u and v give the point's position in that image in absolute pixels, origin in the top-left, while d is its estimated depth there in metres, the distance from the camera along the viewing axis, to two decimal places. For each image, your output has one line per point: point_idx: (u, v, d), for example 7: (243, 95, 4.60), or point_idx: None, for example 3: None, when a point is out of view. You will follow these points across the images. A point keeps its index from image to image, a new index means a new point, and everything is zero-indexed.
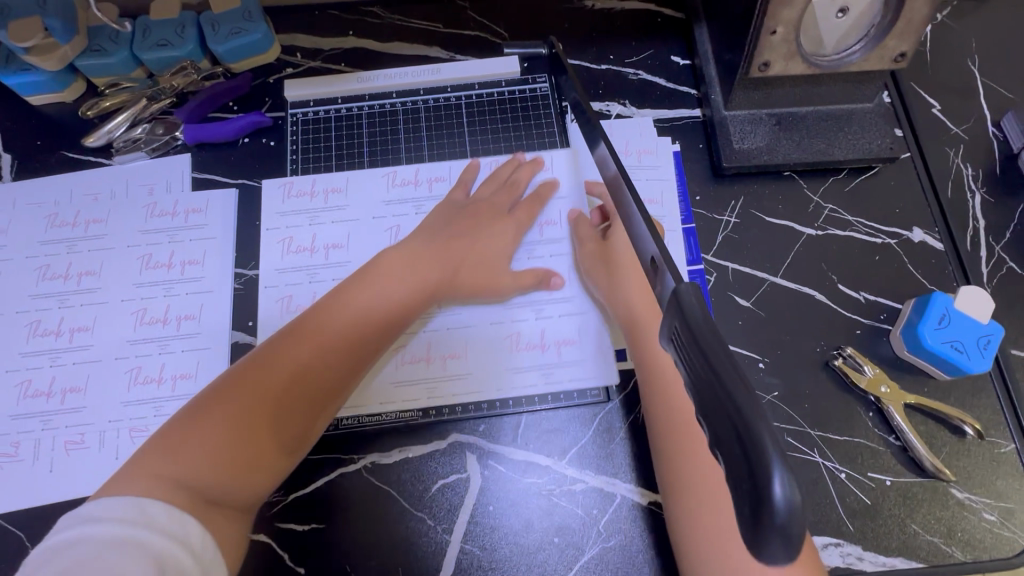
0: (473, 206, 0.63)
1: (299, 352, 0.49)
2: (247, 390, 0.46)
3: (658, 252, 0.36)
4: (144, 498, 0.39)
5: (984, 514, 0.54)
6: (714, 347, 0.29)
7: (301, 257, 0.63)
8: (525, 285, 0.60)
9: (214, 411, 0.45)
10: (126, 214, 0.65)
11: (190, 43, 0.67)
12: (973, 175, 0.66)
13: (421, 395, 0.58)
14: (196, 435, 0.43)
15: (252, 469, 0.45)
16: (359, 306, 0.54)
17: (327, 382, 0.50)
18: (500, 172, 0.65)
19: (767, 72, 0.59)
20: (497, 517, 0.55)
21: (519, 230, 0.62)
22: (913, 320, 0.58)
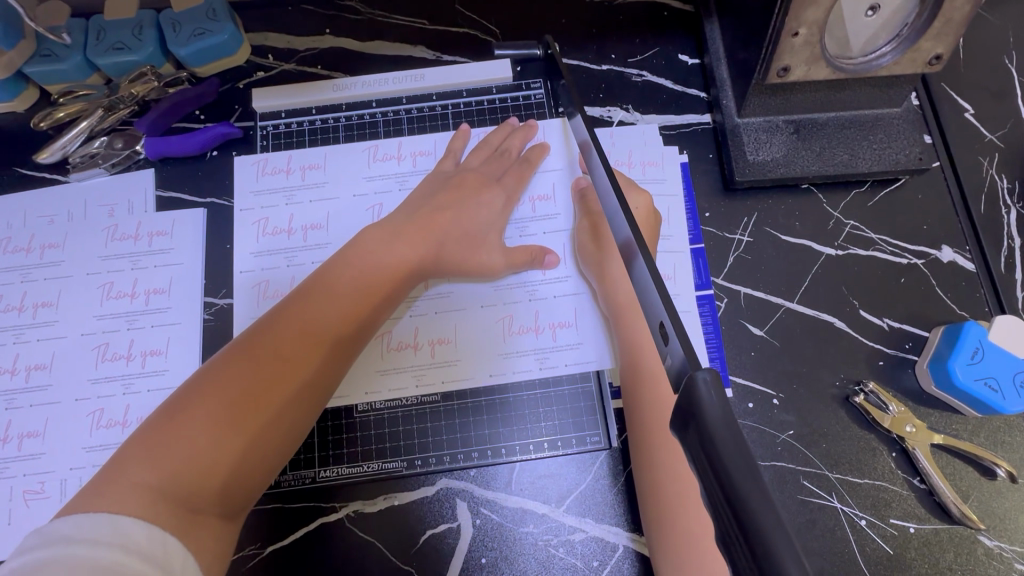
0: (460, 176, 0.58)
1: (288, 333, 0.45)
2: (233, 377, 0.42)
3: (667, 319, 0.32)
4: (119, 514, 0.35)
5: (1015, 564, 0.50)
6: (738, 463, 0.24)
7: (277, 239, 0.58)
8: (517, 263, 0.56)
9: (198, 402, 0.41)
10: (85, 238, 0.59)
11: (150, 46, 0.61)
12: (1009, 187, 0.61)
13: (408, 382, 0.55)
14: (178, 431, 0.39)
15: (244, 462, 0.41)
16: (350, 282, 0.49)
17: (321, 363, 0.45)
18: (489, 140, 0.60)
19: (786, 77, 0.53)
20: (489, 571, 0.51)
21: (507, 198, 0.58)
22: (942, 354, 0.53)
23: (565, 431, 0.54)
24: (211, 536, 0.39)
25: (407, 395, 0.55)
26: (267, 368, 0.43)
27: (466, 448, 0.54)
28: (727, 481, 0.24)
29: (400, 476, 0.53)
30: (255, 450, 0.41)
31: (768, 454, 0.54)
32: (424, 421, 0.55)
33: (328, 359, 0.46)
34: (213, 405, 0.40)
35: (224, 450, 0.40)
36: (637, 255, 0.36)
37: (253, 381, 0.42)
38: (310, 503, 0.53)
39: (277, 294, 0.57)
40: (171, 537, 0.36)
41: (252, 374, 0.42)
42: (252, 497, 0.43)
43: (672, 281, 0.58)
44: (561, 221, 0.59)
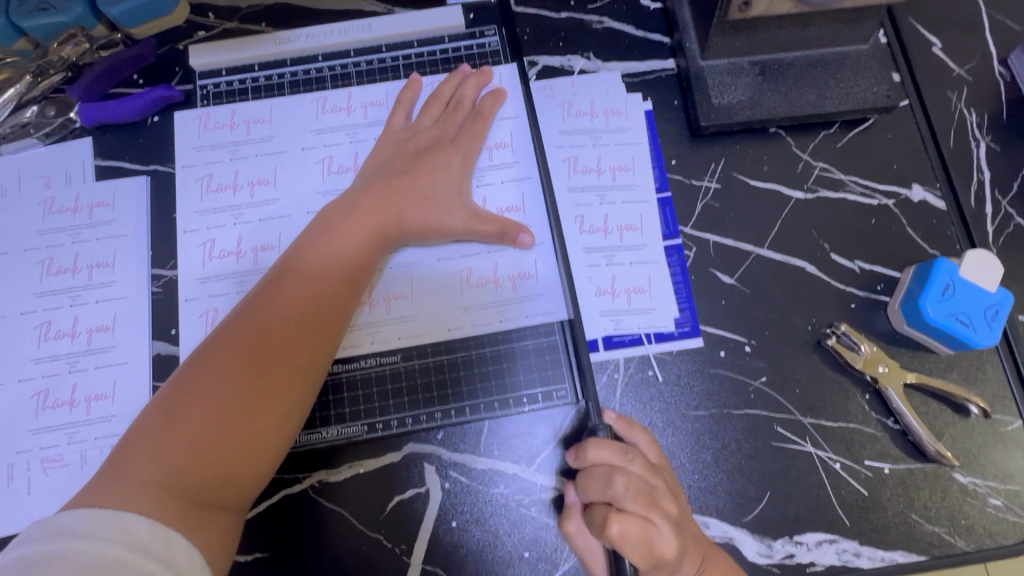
0: (414, 134, 0.55)
1: (260, 325, 0.45)
2: (212, 374, 0.43)
3: None
4: (119, 513, 0.36)
5: (990, 498, 0.50)
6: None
7: (221, 197, 0.56)
8: (477, 223, 0.52)
9: (185, 401, 0.42)
10: (20, 213, 0.56)
11: (77, 5, 0.57)
12: (978, 122, 0.59)
13: (363, 339, 0.53)
14: (172, 429, 0.41)
15: (233, 453, 0.41)
16: (315, 265, 0.48)
17: (297, 347, 0.45)
18: (440, 92, 0.57)
19: (748, 12, 0.51)
20: (462, 534, 0.50)
21: (464, 150, 0.55)
22: (913, 292, 0.52)
23: (531, 386, 0.52)
24: (221, 523, 0.41)
25: (363, 353, 0.53)
26: (244, 359, 0.43)
27: (427, 408, 0.52)
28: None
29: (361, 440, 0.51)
30: (246, 439, 0.42)
31: (742, 403, 0.52)
32: (381, 380, 0.53)
33: (303, 341, 0.45)
34: (201, 400, 0.41)
35: (210, 442, 0.41)
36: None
37: (233, 375, 0.43)
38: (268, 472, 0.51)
39: (223, 254, 0.54)
40: (176, 532, 0.37)
41: (230, 369, 0.43)
42: (252, 488, 0.43)
43: (639, 232, 0.56)
44: (519, 169, 0.57)
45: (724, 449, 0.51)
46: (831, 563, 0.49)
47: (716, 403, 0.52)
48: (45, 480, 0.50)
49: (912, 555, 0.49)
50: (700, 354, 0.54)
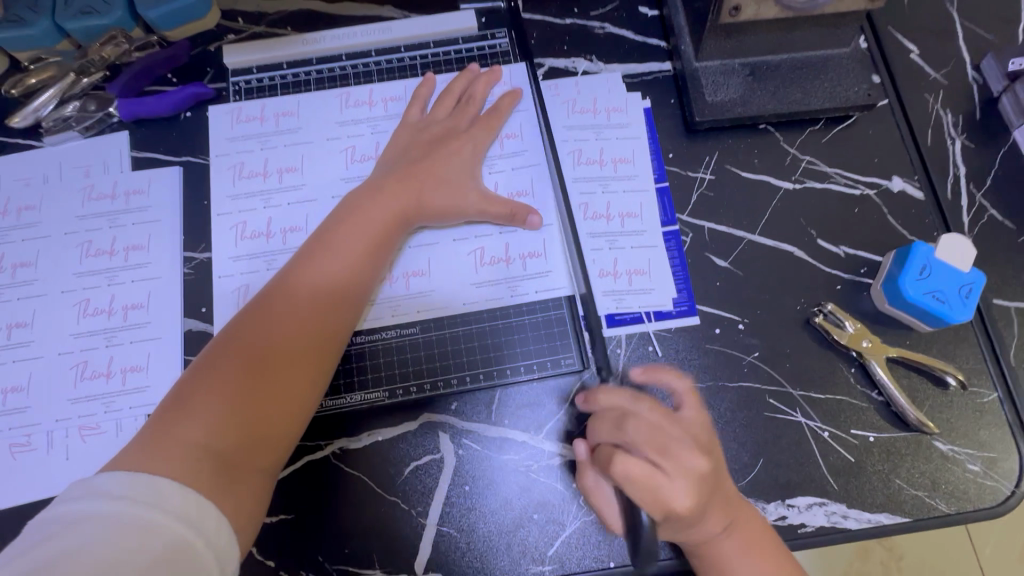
0: (430, 125, 0.60)
1: (286, 304, 0.48)
2: (241, 350, 0.45)
3: None
4: (156, 476, 0.38)
5: (968, 465, 0.54)
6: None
7: (253, 182, 0.60)
8: (492, 209, 0.57)
9: (212, 377, 0.44)
10: (61, 199, 0.60)
11: (118, 10, 0.61)
12: (952, 120, 0.64)
13: (385, 314, 0.57)
14: (202, 403, 0.43)
15: (260, 421, 0.44)
16: (337, 248, 0.51)
17: (320, 324, 0.48)
18: (453, 89, 0.62)
19: (738, 17, 0.56)
20: (475, 498, 0.53)
21: (478, 140, 0.59)
22: (893, 273, 0.56)
23: (541, 356, 0.56)
24: (251, 487, 0.42)
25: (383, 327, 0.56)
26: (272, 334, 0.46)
27: (444, 377, 0.56)
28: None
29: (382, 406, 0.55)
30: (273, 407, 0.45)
31: (736, 376, 0.56)
32: (400, 351, 0.56)
33: (323, 323, 0.49)
34: (230, 372, 0.44)
35: (239, 411, 0.43)
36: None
37: (261, 349, 0.46)
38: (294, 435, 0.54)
39: (254, 235, 0.58)
40: (207, 498, 0.39)
41: (256, 347, 0.46)
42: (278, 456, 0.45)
43: (639, 218, 0.60)
44: (528, 156, 0.61)
45: (720, 419, 0.55)
46: (821, 524, 0.52)
47: (712, 376, 0.56)
48: (82, 445, 0.53)
49: (896, 518, 0.53)
50: (696, 332, 0.57)
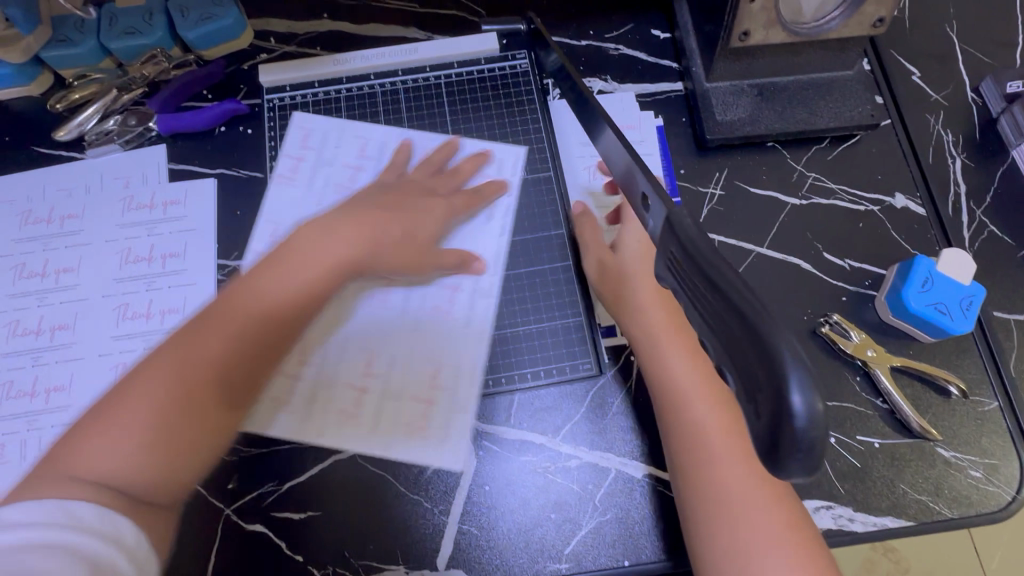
0: (401, 185, 0.61)
1: (209, 338, 0.46)
2: (160, 375, 0.44)
3: (649, 188, 0.34)
4: (66, 500, 0.37)
5: (970, 471, 0.56)
6: (695, 277, 0.27)
7: (136, 323, 0.59)
8: (450, 265, 0.60)
9: (128, 391, 0.43)
10: (103, 209, 0.63)
11: (159, 31, 0.65)
12: (952, 140, 0.67)
13: (417, 354, 0.58)
14: (103, 435, 0.41)
15: (194, 454, 0.44)
16: (276, 286, 0.50)
17: (248, 365, 0.47)
18: (432, 158, 0.64)
19: (746, 41, 0.59)
20: (494, 497, 0.55)
21: (450, 208, 0.61)
22: (897, 285, 0.59)
23: (559, 361, 0.59)
24: (159, 522, 0.42)
25: (410, 366, 0.58)
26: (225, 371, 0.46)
27: (467, 381, 0.57)
28: (727, 296, 0.25)
29: (418, 410, 0.56)
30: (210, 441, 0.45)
31: None
32: (432, 358, 0.58)
33: (249, 375, 0.47)
34: (175, 394, 0.43)
35: (184, 437, 0.43)
36: (635, 174, 0.37)
37: (181, 382, 0.44)
38: (308, 447, 0.56)
39: None
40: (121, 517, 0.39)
41: (200, 387, 0.44)
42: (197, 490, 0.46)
43: None
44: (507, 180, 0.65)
45: None
46: (828, 527, 0.54)
47: None
48: None
49: (901, 521, 0.55)
50: None
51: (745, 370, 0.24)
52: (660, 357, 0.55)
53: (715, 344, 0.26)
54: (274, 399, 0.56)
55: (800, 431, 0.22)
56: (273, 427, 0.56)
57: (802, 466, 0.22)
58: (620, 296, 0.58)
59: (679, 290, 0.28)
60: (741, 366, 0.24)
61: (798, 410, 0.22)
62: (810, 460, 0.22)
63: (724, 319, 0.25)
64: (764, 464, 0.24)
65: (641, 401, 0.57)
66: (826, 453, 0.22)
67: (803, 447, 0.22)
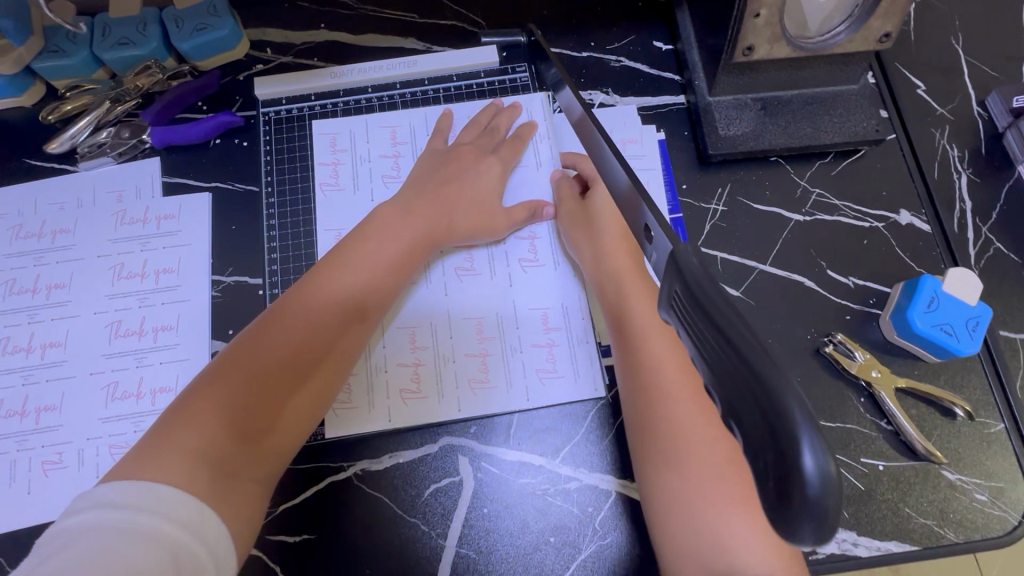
0: (455, 150, 0.63)
1: (288, 323, 0.50)
2: (247, 357, 0.47)
3: (651, 218, 0.32)
4: (156, 481, 0.39)
5: (975, 494, 0.55)
6: (699, 322, 0.26)
7: (128, 341, 0.58)
8: (520, 219, 0.62)
9: (220, 373, 0.46)
10: (95, 223, 0.62)
11: (154, 41, 0.64)
12: (958, 155, 0.66)
13: (494, 317, 0.60)
14: (209, 400, 0.45)
15: (276, 429, 0.47)
16: (346, 273, 0.54)
17: (327, 344, 0.50)
18: (478, 119, 0.66)
19: (751, 56, 0.58)
20: (492, 520, 0.54)
21: (503, 166, 0.64)
22: (902, 305, 0.58)
23: (559, 384, 0.58)
24: (247, 492, 0.44)
25: (492, 326, 0.60)
26: (303, 351, 0.49)
27: (580, 319, 0.60)
28: (732, 345, 0.24)
29: (542, 356, 0.59)
30: (291, 417, 0.48)
31: None
32: (511, 319, 0.60)
33: (337, 356, 0.51)
34: (260, 372, 0.47)
35: (269, 412, 0.46)
36: (637, 202, 0.34)
37: (264, 362, 0.47)
38: (305, 469, 0.55)
39: (125, 395, 0.57)
40: (208, 500, 0.40)
41: (282, 366, 0.48)
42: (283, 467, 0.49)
43: None
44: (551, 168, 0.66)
45: None
46: (831, 551, 0.53)
47: None
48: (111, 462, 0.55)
49: (905, 546, 0.54)
50: None
51: (750, 426, 0.23)
52: (622, 298, 0.56)
53: (716, 393, 0.25)
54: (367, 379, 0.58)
55: (813, 496, 0.21)
56: (376, 419, 0.57)
57: (815, 529, 0.22)
58: (601, 278, 0.58)
59: (684, 332, 0.27)
60: (748, 422, 0.23)
61: (811, 471, 0.21)
62: (822, 525, 0.22)
63: (730, 372, 0.24)
64: (774, 526, 0.23)
65: None
66: (839, 520, 0.22)
67: (815, 512, 0.21)
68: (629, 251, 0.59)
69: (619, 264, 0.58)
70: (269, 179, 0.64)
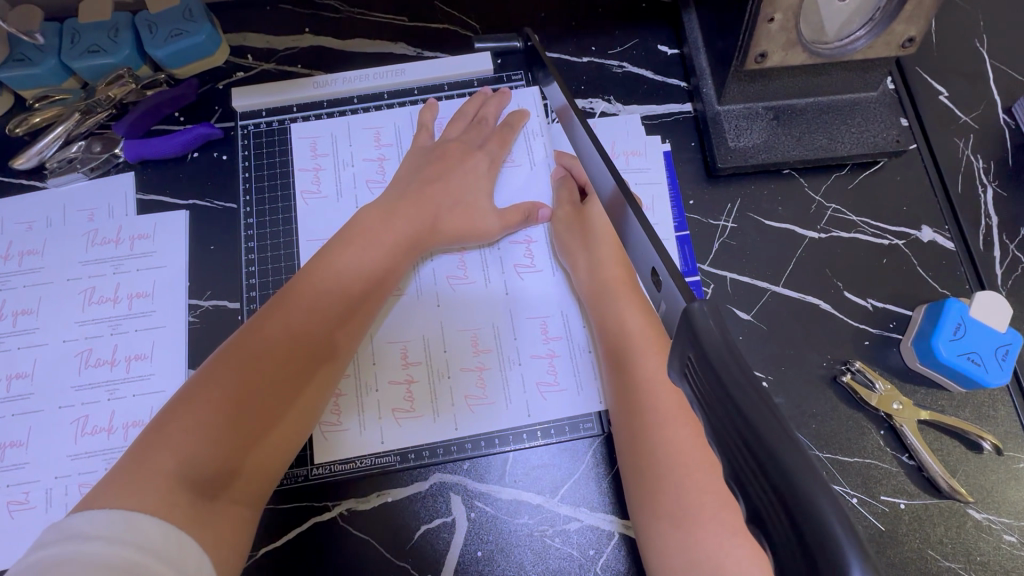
0: (442, 148, 0.59)
1: (276, 325, 0.46)
2: (233, 363, 0.43)
3: (661, 264, 0.28)
4: (131, 514, 0.35)
5: (1004, 535, 0.51)
6: (714, 406, 0.22)
7: (99, 371, 0.55)
8: (512, 223, 0.58)
9: (202, 381, 0.43)
10: (65, 244, 0.58)
11: (126, 49, 0.60)
12: (984, 167, 0.62)
13: (489, 329, 0.56)
14: (188, 418, 0.41)
15: (263, 444, 0.43)
16: (339, 271, 0.50)
17: (318, 349, 0.47)
18: (465, 110, 0.62)
19: (764, 64, 0.54)
20: (487, 564, 0.51)
21: (491, 165, 0.60)
22: (925, 331, 0.54)
23: (558, 418, 0.54)
24: (228, 521, 0.40)
25: (486, 340, 0.56)
26: (292, 357, 0.45)
27: (580, 328, 0.56)
28: (754, 441, 0.20)
29: (543, 368, 0.55)
30: (278, 430, 0.44)
31: None
32: (506, 332, 0.56)
33: (325, 365, 0.47)
34: (244, 380, 0.43)
35: (255, 424, 0.43)
36: (644, 244, 0.31)
37: (249, 367, 0.43)
38: (287, 510, 0.52)
39: (95, 431, 0.53)
40: (187, 537, 0.37)
41: (269, 373, 0.44)
42: (269, 488, 0.45)
43: None
44: (543, 167, 0.62)
45: None
46: None
47: None
48: None
49: None
50: None
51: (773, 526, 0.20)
52: (615, 314, 0.52)
53: (734, 483, 0.22)
54: (356, 398, 0.54)
55: None
56: (368, 440, 0.53)
57: None
58: (596, 295, 0.54)
59: (697, 412, 0.24)
60: (776, 539, 0.19)
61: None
62: None
63: (753, 472, 0.20)
64: None
65: None
66: None
67: None
68: (623, 259, 0.55)
69: (616, 271, 0.54)
70: (248, 196, 0.60)
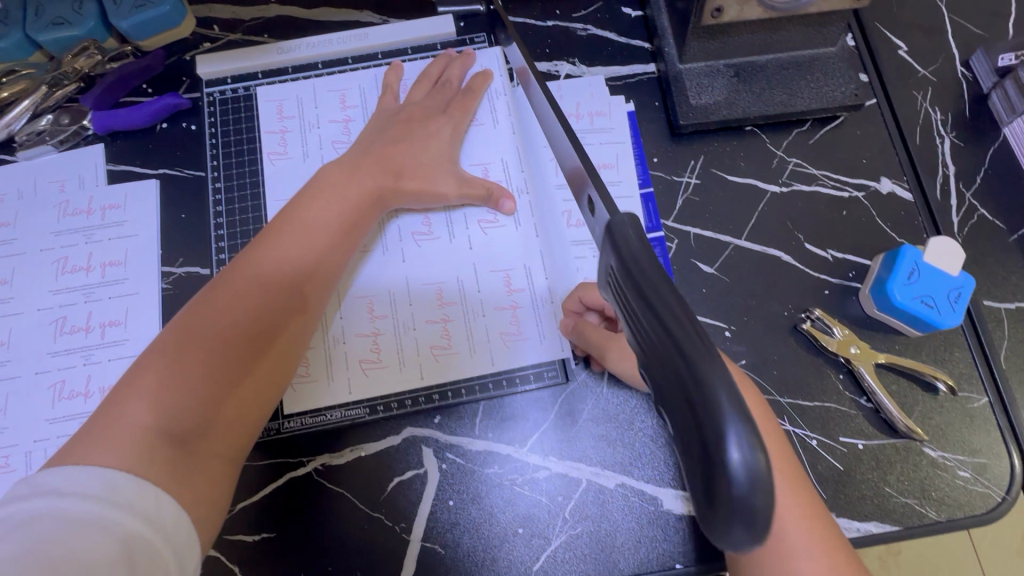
0: (406, 111, 0.60)
1: (240, 283, 0.46)
2: (200, 322, 0.44)
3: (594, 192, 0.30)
4: (107, 468, 0.36)
5: (958, 471, 0.53)
6: (639, 315, 0.24)
7: (75, 338, 0.56)
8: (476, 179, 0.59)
9: (170, 341, 0.43)
10: (36, 216, 0.59)
11: (91, 21, 0.60)
12: (942, 119, 0.63)
13: (454, 283, 0.57)
14: (160, 373, 0.41)
15: (237, 399, 0.44)
16: (302, 228, 0.50)
17: (284, 305, 0.48)
18: (429, 73, 0.62)
19: (720, 18, 0.54)
20: (458, 512, 0.52)
21: (454, 127, 0.60)
22: (882, 277, 0.56)
23: (524, 368, 0.55)
24: (206, 471, 0.41)
25: (451, 293, 0.57)
26: (260, 314, 0.46)
27: (543, 279, 0.58)
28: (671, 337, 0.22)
29: (507, 319, 0.57)
30: (252, 385, 0.45)
31: None
32: (471, 285, 0.57)
33: (293, 321, 0.48)
34: (213, 337, 0.44)
35: (227, 380, 0.43)
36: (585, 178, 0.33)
37: (216, 325, 0.44)
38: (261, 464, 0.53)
39: (72, 395, 0.54)
40: (161, 487, 0.38)
41: (237, 330, 0.45)
42: (247, 442, 0.46)
43: None
44: (506, 127, 0.63)
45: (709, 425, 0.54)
46: None
47: None
48: None
49: (885, 526, 0.52)
50: None
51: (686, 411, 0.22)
52: None
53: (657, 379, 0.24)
54: (325, 352, 0.56)
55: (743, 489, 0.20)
56: (337, 392, 0.55)
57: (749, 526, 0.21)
58: None
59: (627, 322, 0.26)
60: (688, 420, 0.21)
61: (744, 471, 0.20)
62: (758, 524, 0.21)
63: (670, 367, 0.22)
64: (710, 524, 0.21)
65: (611, 406, 0.55)
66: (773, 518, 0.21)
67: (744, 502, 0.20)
68: None
69: None
70: (215, 162, 0.61)
